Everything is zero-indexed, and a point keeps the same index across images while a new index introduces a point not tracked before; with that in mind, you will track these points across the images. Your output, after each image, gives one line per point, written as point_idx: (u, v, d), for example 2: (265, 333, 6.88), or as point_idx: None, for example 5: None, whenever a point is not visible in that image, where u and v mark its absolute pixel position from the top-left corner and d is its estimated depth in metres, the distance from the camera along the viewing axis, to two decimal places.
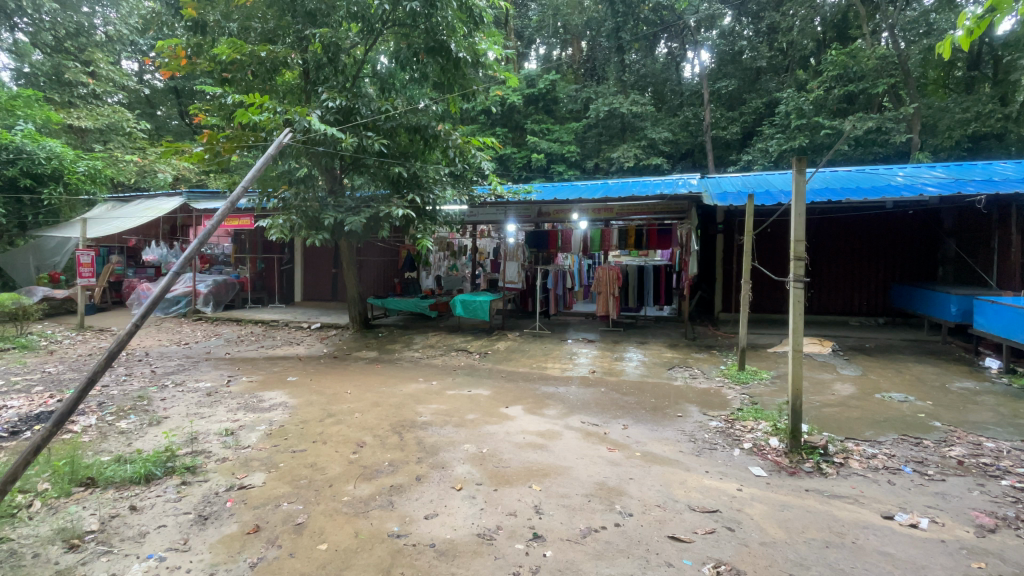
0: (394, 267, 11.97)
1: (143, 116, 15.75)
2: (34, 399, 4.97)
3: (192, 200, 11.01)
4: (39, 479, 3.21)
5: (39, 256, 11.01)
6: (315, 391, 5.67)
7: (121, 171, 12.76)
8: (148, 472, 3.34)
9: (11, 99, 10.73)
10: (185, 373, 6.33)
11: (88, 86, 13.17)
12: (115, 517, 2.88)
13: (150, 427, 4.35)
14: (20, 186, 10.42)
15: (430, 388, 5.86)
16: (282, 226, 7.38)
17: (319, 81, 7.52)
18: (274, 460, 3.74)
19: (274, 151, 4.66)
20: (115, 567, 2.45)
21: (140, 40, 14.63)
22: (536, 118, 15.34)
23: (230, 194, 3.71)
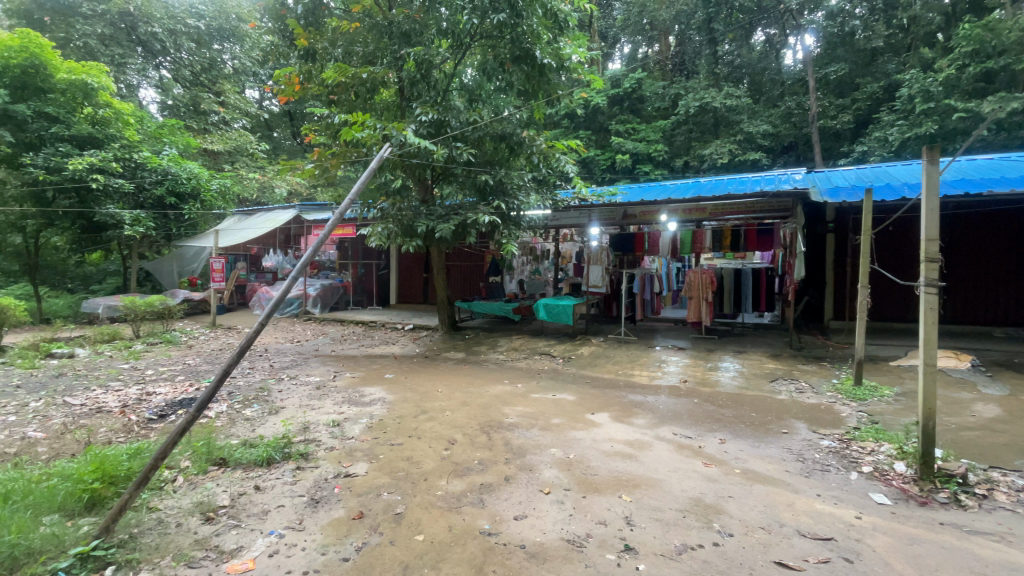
0: (480, 271, 12.32)
1: (263, 138, 17.68)
2: (178, 387, 5.78)
3: (305, 212, 12.32)
4: (182, 457, 3.71)
5: (181, 263, 12.97)
6: (409, 388, 6.00)
7: (245, 187, 14.42)
8: (269, 456, 3.73)
9: (160, 128, 12.52)
10: (297, 368, 7.00)
11: (219, 114, 15.08)
12: (242, 494, 3.24)
13: (270, 415, 4.85)
14: (166, 204, 12.00)
15: (516, 390, 5.94)
16: (380, 233, 7.91)
17: (413, 97, 7.93)
18: (375, 452, 4.00)
19: (376, 165, 5.06)
20: (243, 540, 2.74)
21: (260, 70, 16.45)
22: (623, 119, 15.00)
23: (339, 207, 4.09)
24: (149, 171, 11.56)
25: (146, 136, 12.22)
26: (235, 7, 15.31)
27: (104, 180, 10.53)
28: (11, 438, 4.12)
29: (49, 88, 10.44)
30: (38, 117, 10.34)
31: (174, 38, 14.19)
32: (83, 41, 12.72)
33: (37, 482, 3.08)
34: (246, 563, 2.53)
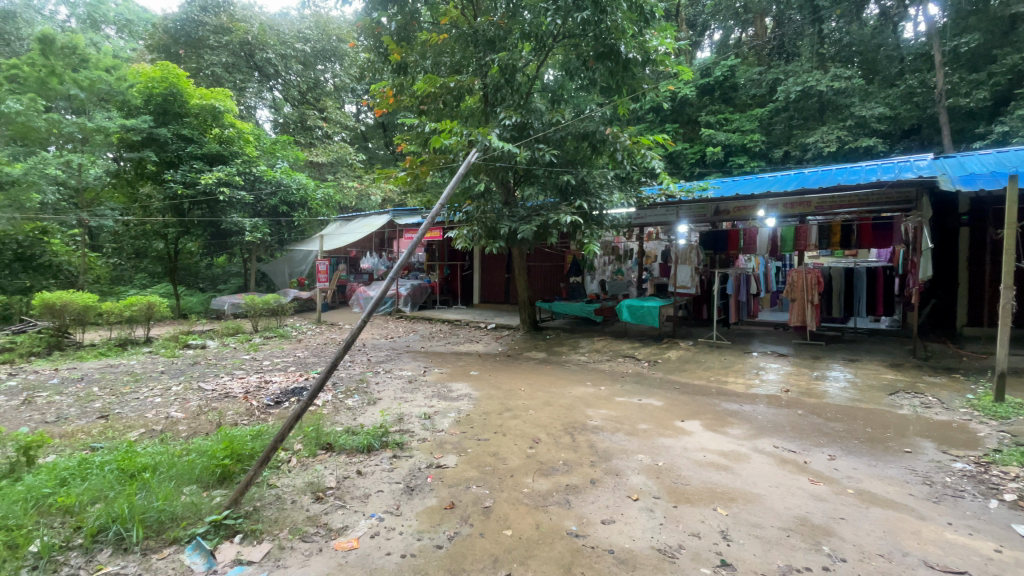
0: (561, 272, 12.31)
1: (360, 149, 19.06)
2: (290, 377, 6.42)
3: (398, 217, 13.25)
4: (296, 440, 4.12)
5: (292, 265, 14.03)
6: (493, 386, 6.16)
7: (345, 195, 15.63)
8: (369, 444, 4.01)
9: (274, 144, 13.97)
10: (391, 362, 7.47)
11: (322, 129, 16.49)
12: (346, 477, 3.53)
13: (369, 406, 5.23)
14: (280, 212, 13.37)
15: (600, 392, 5.86)
16: (466, 236, 8.33)
17: (497, 102, 8.11)
18: (463, 446, 4.16)
19: (464, 171, 5.32)
20: (348, 520, 2.98)
21: (357, 86, 17.76)
22: (714, 110, 14.20)
23: (430, 212, 4.37)
24: (265, 183, 12.93)
25: (263, 151, 13.68)
26: (336, 29, 16.66)
27: (229, 193, 11.94)
28: (159, 416, 4.81)
29: (185, 113, 12.02)
30: (177, 139, 11.96)
31: (284, 61, 15.76)
32: (212, 70, 14.50)
33: (181, 456, 3.57)
34: (352, 542, 2.75)
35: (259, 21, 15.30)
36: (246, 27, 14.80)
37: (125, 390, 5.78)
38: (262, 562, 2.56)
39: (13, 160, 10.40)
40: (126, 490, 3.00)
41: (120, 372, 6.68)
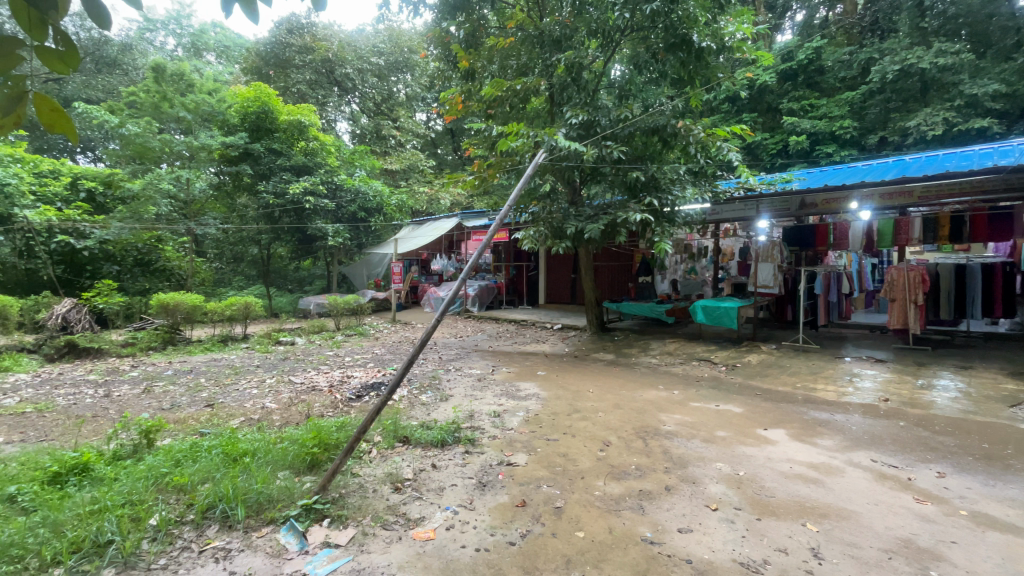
0: (629, 271, 12.04)
1: (431, 155, 19.78)
2: (369, 372, 6.80)
3: (465, 220, 13.60)
4: (375, 432, 4.35)
5: (369, 268, 14.90)
6: (561, 386, 6.14)
7: (417, 200, 16.28)
8: (442, 439, 4.15)
9: (353, 154, 14.85)
10: (461, 361, 7.67)
11: (395, 137, 17.29)
12: (422, 470, 3.67)
13: (441, 402, 5.41)
14: (358, 218, 14.19)
15: (673, 396, 5.66)
16: (532, 237, 8.12)
17: (563, 102, 8.07)
18: (532, 445, 4.18)
19: (532, 171, 5.37)
20: (425, 511, 3.10)
21: (428, 94, 18.44)
22: (797, 96, 13.24)
23: (498, 215, 4.50)
24: (345, 191, 13.81)
25: (343, 161, 14.57)
26: (408, 41, 17.40)
27: (313, 201, 12.87)
28: (256, 406, 5.28)
29: (275, 129, 13.10)
30: (268, 153, 13.04)
31: (361, 75, 16.71)
32: (298, 88, 15.68)
33: (275, 443, 3.88)
34: (428, 532, 2.86)
35: (338, 39, 16.32)
36: (327, 46, 15.86)
37: (227, 382, 6.39)
38: (348, 546, 2.72)
39: (135, 177, 11.85)
40: (229, 472, 3.31)
41: (223, 365, 7.40)
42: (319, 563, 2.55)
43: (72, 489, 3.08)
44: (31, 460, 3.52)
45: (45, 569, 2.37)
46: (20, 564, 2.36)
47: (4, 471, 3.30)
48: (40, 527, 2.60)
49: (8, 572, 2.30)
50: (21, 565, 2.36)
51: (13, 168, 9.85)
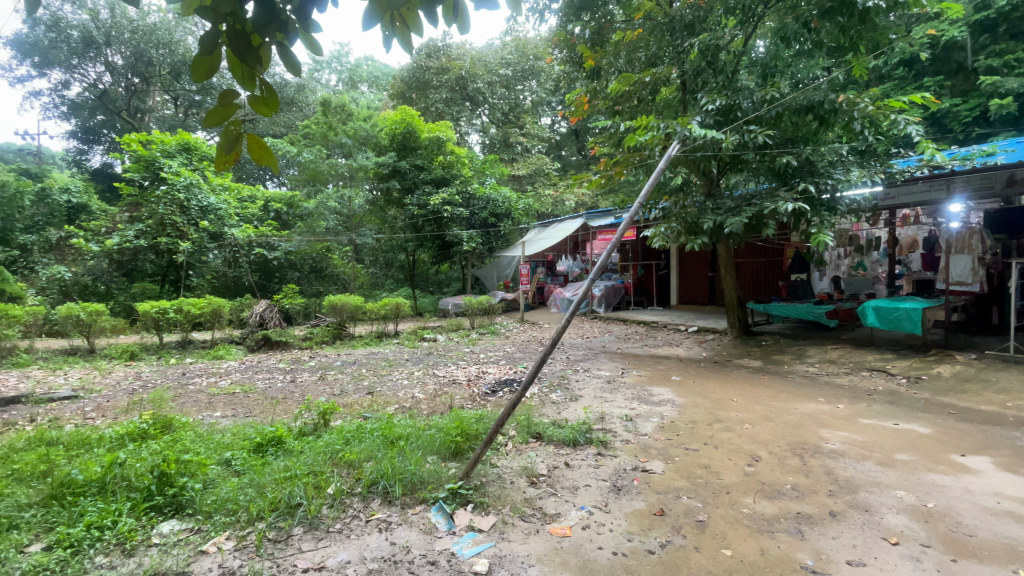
0: (779, 269, 10.86)
1: (556, 158, 20.09)
2: (502, 369, 7.13)
3: (591, 219, 13.51)
4: (511, 426, 4.54)
5: (499, 270, 15.36)
6: (699, 393, 5.76)
7: (543, 203, 16.60)
8: (575, 438, 4.18)
9: (485, 164, 15.72)
10: (590, 362, 7.63)
11: (522, 144, 17.88)
12: (556, 467, 3.73)
13: (572, 402, 5.44)
14: (489, 223, 14.95)
15: (836, 411, 4.96)
16: (664, 233, 7.80)
17: (697, 88, 7.52)
18: (669, 453, 4.00)
19: (665, 163, 5.13)
20: (561, 508, 3.15)
21: (552, 98, 18.75)
22: (997, 50, 10.63)
23: (628, 213, 4.43)
24: (478, 199, 14.70)
25: (476, 171, 15.48)
26: (533, 48, 17.83)
27: (451, 210, 13.88)
28: (407, 396, 5.88)
29: (418, 146, 14.43)
30: (412, 169, 14.39)
31: (491, 88, 17.59)
32: (436, 107, 17.11)
33: (424, 430, 4.27)
34: (565, 529, 2.90)
35: (470, 55, 17.28)
36: (461, 64, 17.00)
37: (383, 373, 7.23)
38: (490, 532, 2.89)
39: (310, 198, 14.01)
40: (387, 453, 3.73)
41: (379, 358, 8.39)
42: (464, 544, 2.75)
43: (269, 457, 3.74)
44: (240, 431, 4.35)
45: (253, 521, 2.93)
46: (236, 516, 2.96)
47: (224, 439, 4.13)
48: (249, 486, 3.23)
49: (227, 522, 2.91)
50: (234, 518, 2.96)
51: (224, 195, 12.21)
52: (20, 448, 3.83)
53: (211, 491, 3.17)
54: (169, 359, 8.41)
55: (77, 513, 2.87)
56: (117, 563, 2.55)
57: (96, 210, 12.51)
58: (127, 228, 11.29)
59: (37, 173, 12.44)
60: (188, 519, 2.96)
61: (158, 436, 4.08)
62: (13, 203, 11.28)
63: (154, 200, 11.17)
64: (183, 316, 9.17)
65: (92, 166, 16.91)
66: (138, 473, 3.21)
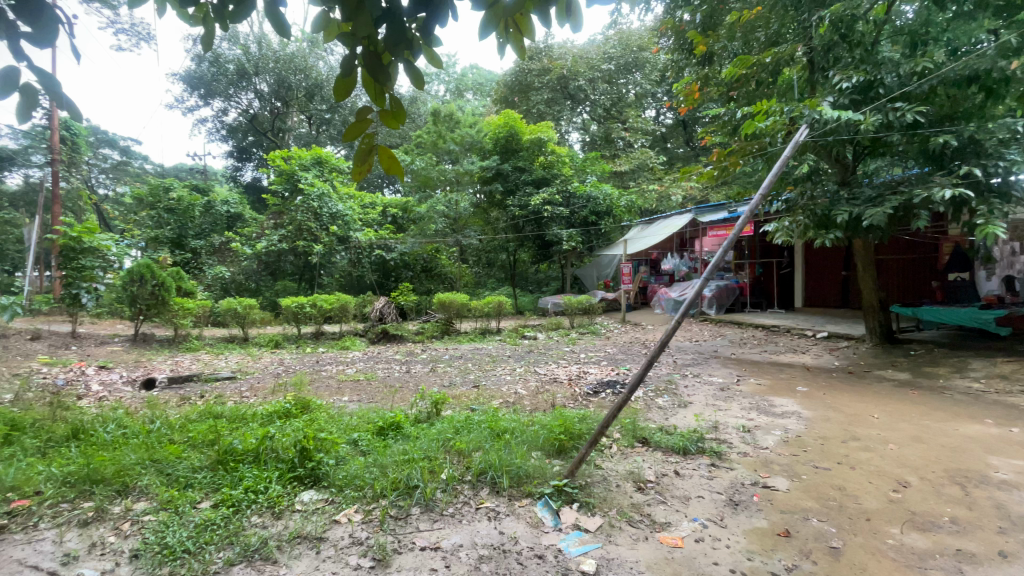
0: (932, 267, 9.37)
1: (661, 152, 19.29)
2: (603, 370, 7.02)
3: (700, 214, 12.52)
4: (616, 429, 4.45)
5: (598, 269, 15.81)
6: (830, 407, 5.16)
7: (647, 199, 15.97)
8: (685, 446, 3.98)
9: (586, 162, 15.63)
10: (700, 367, 7.21)
11: (624, 139, 17.40)
12: (665, 474, 3.58)
13: (680, 408, 5.19)
14: (590, 221, 14.77)
15: (1010, 435, 4.15)
16: (787, 228, 6.98)
17: (828, 66, 6.74)
18: (795, 470, 3.64)
19: (792, 149, 4.67)
20: (671, 517, 3.02)
21: (658, 89, 18.01)
22: None
23: (750, 203, 4.16)
24: (579, 198, 14.62)
25: (577, 169, 15.42)
26: (638, 39, 17.22)
27: (552, 209, 13.97)
28: (511, 391, 6.05)
29: (520, 148, 14.71)
30: (515, 171, 14.71)
31: (593, 84, 17.36)
32: (538, 108, 17.44)
33: (528, 426, 4.36)
34: (676, 539, 2.78)
35: (572, 53, 17.16)
36: (563, 63, 17.02)
37: (488, 368, 7.51)
38: (596, 533, 2.86)
39: (421, 203, 15.00)
40: (495, 445, 3.87)
41: (483, 353, 8.74)
42: (571, 542, 2.76)
43: (390, 440, 4.09)
44: (364, 415, 4.81)
45: (378, 498, 3.21)
46: (363, 492, 3.26)
47: (353, 422, 4.58)
48: (374, 466, 3.55)
49: (356, 496, 3.22)
50: (362, 493, 3.26)
51: (349, 203, 13.49)
52: (195, 418, 4.60)
53: (342, 468, 3.53)
54: (306, 348, 9.56)
55: (237, 477, 3.38)
56: (268, 523, 2.95)
57: (248, 219, 14.56)
58: (272, 234, 13.01)
59: (206, 188, 14.79)
60: (323, 491, 3.33)
61: (299, 414, 4.66)
62: (188, 214, 13.56)
63: (294, 208, 12.73)
64: (317, 310, 10.34)
65: (244, 181, 19.68)
66: (284, 446, 3.68)
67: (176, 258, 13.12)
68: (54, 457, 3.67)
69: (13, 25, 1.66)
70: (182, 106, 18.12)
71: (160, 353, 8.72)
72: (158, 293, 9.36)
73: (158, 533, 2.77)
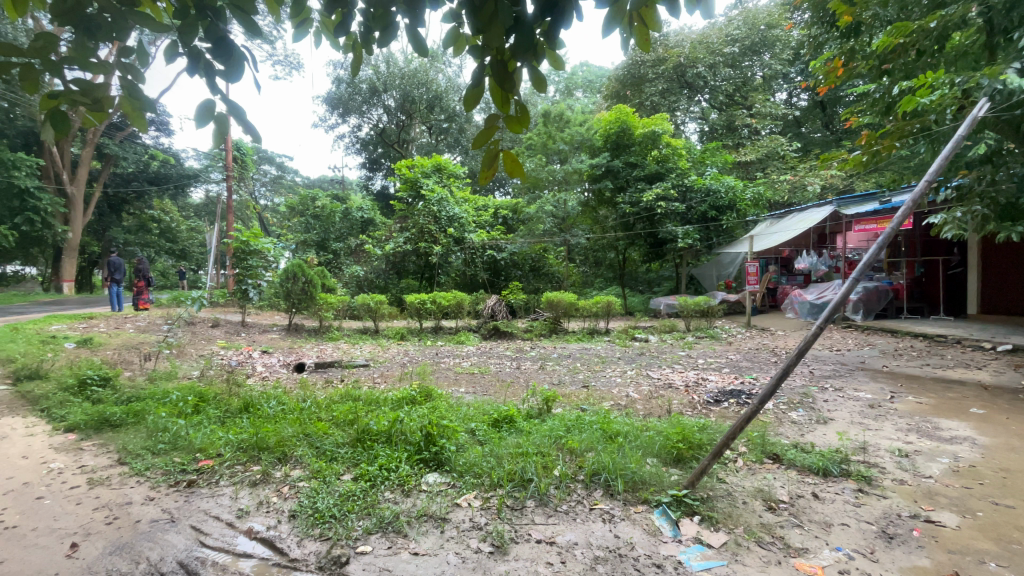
0: None
1: (793, 137, 17.41)
2: (725, 377, 6.54)
3: (842, 207, 11.13)
4: (740, 442, 4.12)
5: (719, 268, 14.43)
6: (1016, 434, 4.26)
7: (776, 190, 14.49)
8: (825, 467, 3.56)
9: (705, 154, 14.72)
10: (841, 380, 6.37)
11: (750, 126, 16.01)
12: (801, 496, 3.24)
13: (818, 424, 4.65)
14: (709, 217, 13.81)
15: None
16: (960, 220, 5.86)
17: (1012, 26, 5.52)
18: (967, 505, 3.08)
19: (968, 127, 3.90)
20: (809, 543, 2.74)
21: (791, 69, 16.27)
22: None
23: (915, 190, 3.55)
24: (696, 192, 13.77)
25: (694, 162, 14.62)
26: (766, 16, 15.73)
27: (666, 205, 13.34)
28: (623, 394, 5.91)
29: (632, 143, 14.24)
30: (626, 167, 14.31)
31: (713, 70, 16.21)
32: (651, 100, 16.82)
33: (642, 431, 4.23)
34: (815, 568, 2.51)
35: (691, 39, 16.17)
36: (679, 51, 16.12)
37: (598, 369, 7.42)
38: (721, 550, 2.69)
39: (531, 203, 15.29)
40: (608, 447, 3.82)
41: (592, 354, 8.64)
42: (692, 556, 2.63)
43: (505, 433, 4.24)
44: (480, 406, 5.05)
45: (494, 487, 3.36)
46: (481, 479, 3.44)
47: (470, 412, 4.82)
48: (492, 456, 3.73)
49: (475, 483, 3.40)
50: (480, 480, 3.44)
51: (463, 206, 14.24)
52: (337, 400, 5.20)
53: (463, 455, 3.75)
54: (427, 341, 10.31)
55: (373, 455, 3.76)
56: (399, 499, 3.24)
57: (378, 223, 16.00)
58: (398, 236, 14.21)
59: (344, 196, 16.62)
60: (445, 475, 3.57)
61: (424, 401, 5.05)
62: (330, 220, 15.42)
63: (416, 213, 13.80)
64: (436, 306, 11.06)
65: (375, 189, 21.72)
66: (411, 430, 4.01)
67: (321, 258, 14.94)
68: (233, 426, 4.40)
69: (209, 64, 2.04)
70: (325, 124, 20.55)
71: (308, 341, 10.02)
72: (307, 289, 10.78)
73: (311, 498, 3.19)
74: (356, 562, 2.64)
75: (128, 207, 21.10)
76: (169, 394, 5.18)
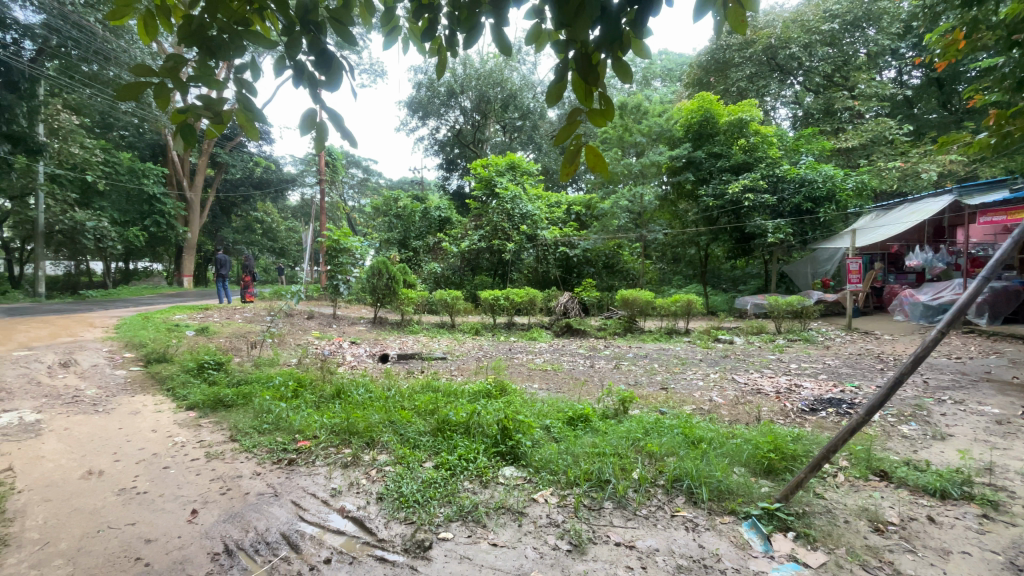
0: None
1: (905, 119, 15.58)
2: (822, 384, 6.00)
3: (965, 196, 9.80)
4: (841, 455, 3.77)
5: (815, 265, 13.31)
6: None
7: (883, 178, 13.03)
8: (944, 488, 3.16)
9: (798, 142, 13.61)
10: (963, 392, 5.61)
11: (852, 109, 14.56)
12: (914, 519, 2.90)
13: (934, 440, 4.14)
14: (803, 209, 12.71)
15: None
16: None
17: None
18: None
19: None
20: (923, 571, 2.45)
21: (902, 43, 14.57)
22: None
23: None
24: (789, 182, 12.77)
25: (787, 151, 13.63)
26: None
27: (753, 197, 12.47)
28: (705, 398, 5.63)
29: (715, 133, 13.57)
30: (709, 158, 13.58)
31: (809, 50, 14.89)
32: (737, 86, 15.83)
33: (728, 438, 4.01)
34: None
35: (783, 19, 15.03)
36: (770, 32, 15.00)
37: (677, 370, 7.12)
38: (819, 571, 2.48)
39: (606, 198, 14.99)
40: (691, 453, 3.65)
41: (671, 355, 8.30)
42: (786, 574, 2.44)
43: (580, 431, 4.22)
44: (555, 403, 5.06)
45: (571, 485, 3.34)
46: (557, 476, 3.44)
47: (545, 408, 4.83)
48: (568, 454, 3.71)
49: (551, 480, 3.41)
50: (557, 477, 3.44)
51: (537, 203, 14.27)
52: (419, 390, 5.44)
53: (539, 451, 3.77)
54: (500, 337, 10.50)
55: (452, 445, 3.89)
56: (478, 490, 3.33)
57: (454, 221, 16.47)
58: (473, 233, 14.56)
59: (423, 196, 17.32)
60: (522, 469, 3.61)
61: (499, 395, 5.15)
62: (410, 219, 16.17)
63: (491, 211, 14.07)
64: (509, 302, 11.22)
65: (451, 189, 22.40)
66: (488, 423, 4.10)
67: (402, 255, 15.68)
68: (326, 411, 4.76)
69: (311, 75, 2.19)
70: (406, 127, 21.54)
71: (391, 333, 10.58)
72: (390, 285, 11.42)
73: (397, 482, 3.38)
74: (439, 547, 2.75)
75: (236, 209, 23.51)
76: (272, 378, 5.71)
